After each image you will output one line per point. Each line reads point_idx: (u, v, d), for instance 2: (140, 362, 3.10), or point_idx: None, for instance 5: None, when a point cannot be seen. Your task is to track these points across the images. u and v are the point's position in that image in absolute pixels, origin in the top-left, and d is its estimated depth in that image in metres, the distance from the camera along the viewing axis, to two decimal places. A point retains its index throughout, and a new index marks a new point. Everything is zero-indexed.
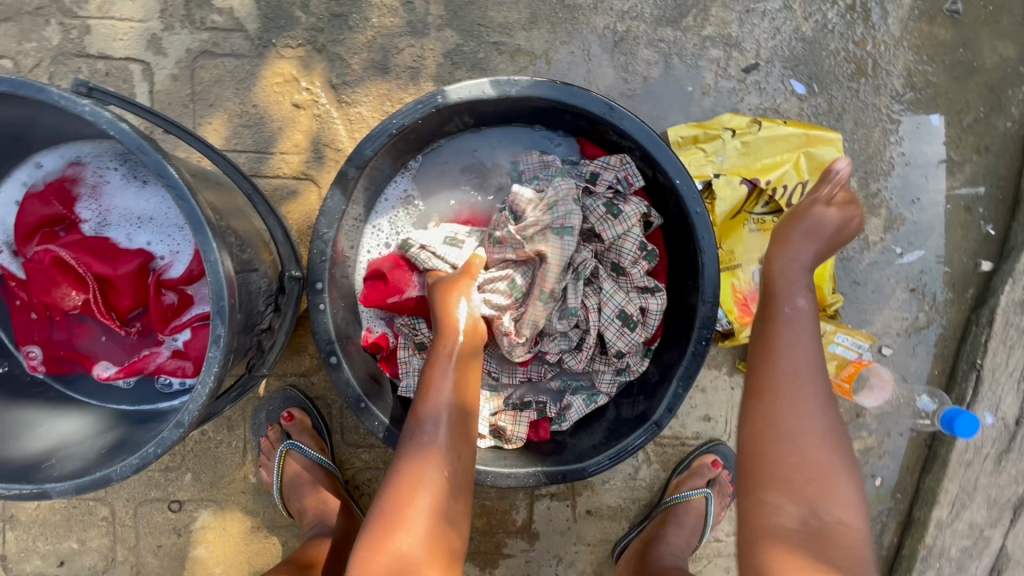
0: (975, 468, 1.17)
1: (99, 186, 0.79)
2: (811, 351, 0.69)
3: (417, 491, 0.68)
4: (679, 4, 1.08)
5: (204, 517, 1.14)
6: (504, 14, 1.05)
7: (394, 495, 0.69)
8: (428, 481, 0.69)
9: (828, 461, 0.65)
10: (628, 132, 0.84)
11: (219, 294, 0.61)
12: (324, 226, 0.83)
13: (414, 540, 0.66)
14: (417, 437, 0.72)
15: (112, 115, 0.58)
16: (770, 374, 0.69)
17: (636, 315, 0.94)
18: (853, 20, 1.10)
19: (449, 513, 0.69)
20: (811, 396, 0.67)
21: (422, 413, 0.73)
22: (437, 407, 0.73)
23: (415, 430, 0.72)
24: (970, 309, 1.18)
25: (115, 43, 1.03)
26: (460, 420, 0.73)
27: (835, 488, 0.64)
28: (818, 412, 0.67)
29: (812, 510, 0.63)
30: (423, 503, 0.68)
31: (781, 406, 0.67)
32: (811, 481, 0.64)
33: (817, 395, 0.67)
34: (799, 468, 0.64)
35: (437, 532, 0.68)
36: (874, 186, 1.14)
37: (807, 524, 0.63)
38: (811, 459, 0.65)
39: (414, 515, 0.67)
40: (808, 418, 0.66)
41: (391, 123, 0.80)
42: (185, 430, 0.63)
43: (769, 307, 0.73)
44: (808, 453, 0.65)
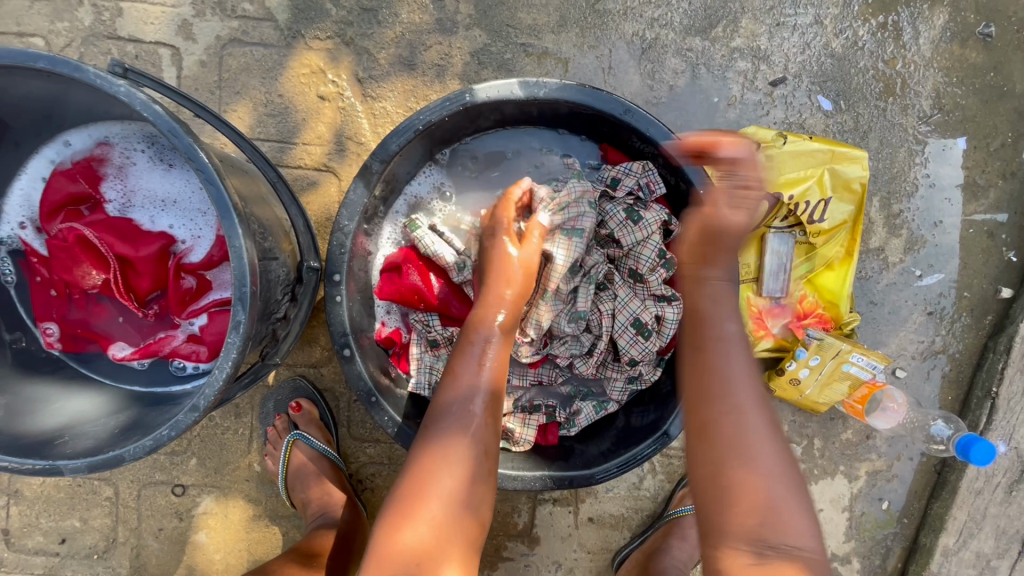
0: (984, 497, 1.16)
1: (125, 167, 0.79)
2: (744, 375, 0.64)
3: (445, 464, 0.69)
4: (709, 14, 1.07)
5: (207, 503, 1.14)
6: (533, 16, 1.05)
7: (420, 470, 0.69)
8: (455, 456, 0.70)
9: (770, 489, 0.60)
10: (654, 139, 0.83)
11: (242, 280, 0.61)
12: (345, 218, 0.83)
13: (440, 513, 0.67)
14: (449, 417, 0.73)
15: (146, 97, 0.58)
16: (704, 410, 0.63)
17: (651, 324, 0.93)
18: (884, 38, 1.09)
19: (475, 494, 0.70)
20: (730, 422, 0.62)
21: (456, 390, 0.75)
22: (473, 386, 0.75)
23: (444, 415, 0.73)
24: (987, 336, 1.16)
25: (146, 26, 1.04)
26: (490, 406, 0.75)
27: (780, 517, 0.59)
28: (760, 443, 0.61)
29: (761, 543, 0.58)
30: (449, 479, 0.69)
31: (722, 435, 0.62)
32: (763, 518, 0.59)
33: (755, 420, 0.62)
34: (743, 501, 0.60)
35: (462, 512, 0.68)
36: (896, 206, 1.13)
37: (758, 560, 0.57)
38: (753, 488, 0.60)
39: (439, 487, 0.68)
40: (750, 445, 0.61)
41: (418, 119, 0.80)
42: (200, 414, 0.63)
43: (698, 331, 0.67)
44: (750, 483, 0.60)
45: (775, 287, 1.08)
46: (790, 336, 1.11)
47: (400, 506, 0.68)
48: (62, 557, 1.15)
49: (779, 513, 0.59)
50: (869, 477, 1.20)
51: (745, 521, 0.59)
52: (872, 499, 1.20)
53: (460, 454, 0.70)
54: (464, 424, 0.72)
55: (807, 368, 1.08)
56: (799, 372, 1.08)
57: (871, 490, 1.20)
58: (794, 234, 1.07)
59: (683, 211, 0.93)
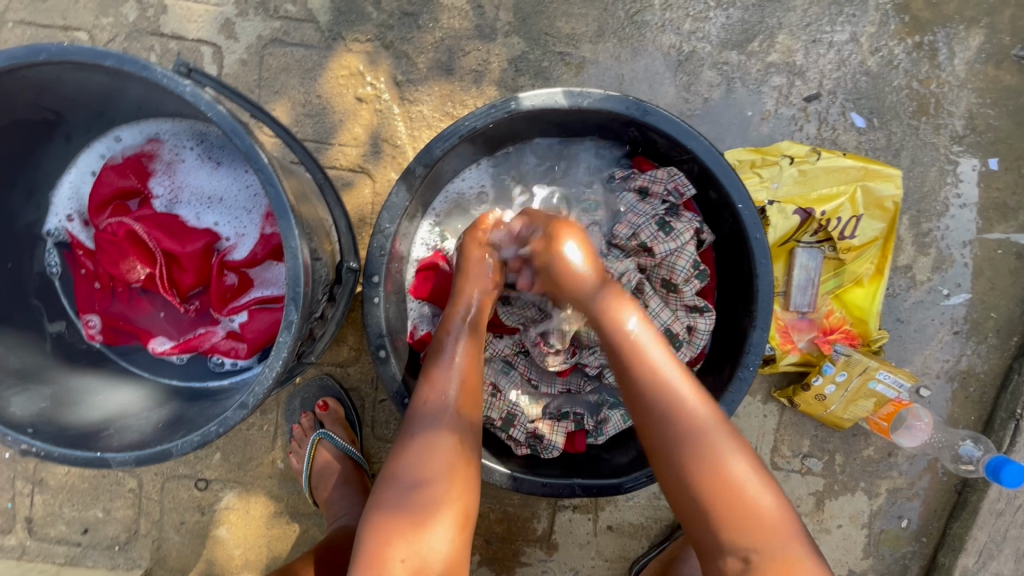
0: (1006, 519, 1.15)
1: (174, 164, 0.80)
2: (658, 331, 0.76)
3: (433, 478, 0.70)
4: (746, 28, 1.08)
5: (229, 498, 1.15)
6: (571, 25, 1.06)
7: (411, 486, 0.70)
8: (441, 468, 0.71)
9: (735, 479, 0.66)
10: (696, 153, 0.83)
11: (296, 280, 0.62)
12: (386, 221, 0.83)
13: (439, 532, 0.67)
14: (438, 416, 0.75)
15: (211, 97, 0.59)
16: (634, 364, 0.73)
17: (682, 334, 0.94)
18: (920, 58, 1.09)
19: (469, 501, 0.71)
20: (681, 431, 0.68)
21: (440, 389, 0.77)
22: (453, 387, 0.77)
23: (426, 415, 0.75)
24: (1013, 357, 1.16)
25: (189, 24, 1.05)
26: (466, 416, 0.76)
27: (752, 502, 0.65)
28: (717, 441, 0.67)
29: (738, 539, 0.64)
30: (442, 490, 0.69)
31: (676, 446, 0.68)
32: (734, 514, 0.64)
33: (706, 419, 0.68)
34: (715, 501, 0.65)
35: (463, 521, 0.70)
36: (926, 225, 1.13)
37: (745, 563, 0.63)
38: (719, 485, 0.65)
39: (441, 489, 0.69)
40: (711, 453, 0.67)
41: (463, 125, 0.81)
42: (247, 412, 0.64)
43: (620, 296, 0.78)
44: (717, 482, 0.65)
45: (802, 302, 1.08)
46: (816, 351, 1.11)
47: (394, 524, 0.68)
48: (83, 548, 1.16)
49: (757, 510, 0.65)
50: (890, 494, 1.20)
51: (726, 526, 0.65)
52: (891, 516, 1.20)
53: (443, 465, 0.71)
54: (438, 436, 0.73)
55: (833, 384, 1.08)
56: (825, 388, 1.09)
57: (891, 507, 1.20)
58: (823, 250, 1.07)
59: (718, 223, 0.93)
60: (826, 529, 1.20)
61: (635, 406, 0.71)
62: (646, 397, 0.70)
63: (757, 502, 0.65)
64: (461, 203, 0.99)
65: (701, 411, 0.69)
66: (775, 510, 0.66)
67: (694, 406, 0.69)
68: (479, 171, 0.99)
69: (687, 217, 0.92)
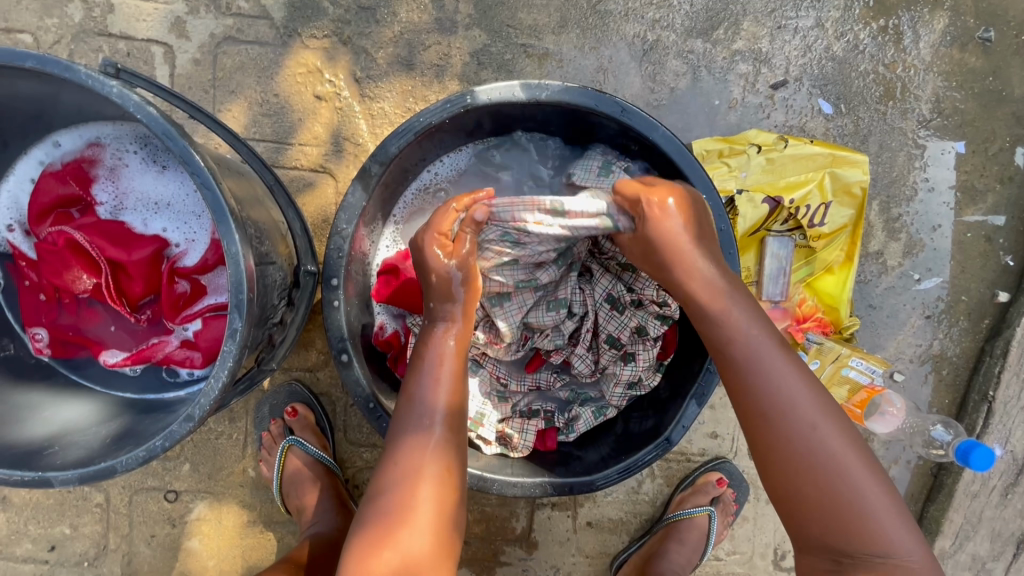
0: (980, 500, 1.16)
1: (118, 168, 0.77)
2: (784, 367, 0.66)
3: (416, 484, 0.68)
4: (711, 16, 1.07)
5: (200, 509, 1.13)
6: (533, 16, 1.04)
7: (395, 489, 0.68)
8: (426, 474, 0.69)
9: (847, 481, 0.62)
10: (658, 144, 0.81)
11: (239, 287, 0.59)
12: (343, 221, 0.81)
13: (421, 535, 0.66)
14: (415, 430, 0.71)
15: (140, 98, 0.56)
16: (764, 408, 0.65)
17: (625, 299, 0.94)
18: (885, 42, 1.09)
19: (455, 504, 0.70)
20: (793, 452, 0.63)
21: (417, 402, 0.72)
22: (433, 401, 0.72)
23: (406, 427, 0.71)
24: (984, 339, 1.16)
25: (138, 24, 1.01)
26: (455, 412, 0.73)
27: (853, 511, 0.61)
28: (815, 437, 0.63)
29: (838, 547, 0.62)
30: (427, 489, 0.68)
31: (786, 464, 0.64)
32: (843, 531, 0.61)
33: (808, 416, 0.64)
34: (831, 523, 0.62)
35: (441, 525, 0.68)
36: (895, 211, 1.13)
37: (839, 563, 0.62)
38: (812, 474, 0.62)
39: (416, 510, 0.67)
40: (824, 445, 0.63)
41: (418, 121, 0.79)
42: (195, 424, 0.62)
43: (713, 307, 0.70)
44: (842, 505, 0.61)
45: (776, 292, 1.06)
46: (790, 339, 1.11)
47: (375, 530, 0.66)
48: (51, 565, 1.13)
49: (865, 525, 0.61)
50: None
51: (824, 533, 0.62)
52: None
53: (426, 469, 0.69)
54: (426, 443, 0.70)
55: None
56: None
57: None
58: (793, 238, 1.06)
59: None
60: None
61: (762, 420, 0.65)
62: (804, 464, 0.63)
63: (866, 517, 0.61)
64: (421, 200, 0.98)
65: (793, 397, 0.64)
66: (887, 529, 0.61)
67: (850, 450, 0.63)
68: (438, 171, 0.97)
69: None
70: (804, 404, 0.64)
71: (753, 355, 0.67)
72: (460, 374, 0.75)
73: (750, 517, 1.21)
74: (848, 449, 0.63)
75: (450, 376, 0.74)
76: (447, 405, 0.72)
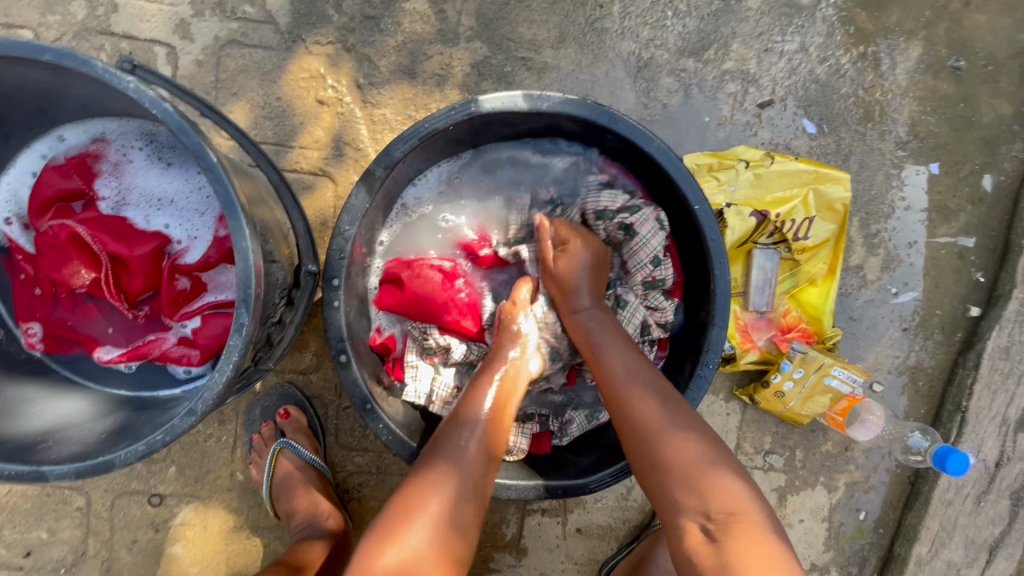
0: (955, 507, 1.20)
1: (122, 165, 0.77)
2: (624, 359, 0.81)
3: (435, 484, 0.72)
4: (703, 37, 1.12)
5: (185, 514, 1.11)
6: (533, 31, 1.08)
7: (412, 494, 0.71)
8: (445, 474, 0.73)
9: (704, 463, 0.68)
10: (652, 156, 0.84)
11: (247, 282, 0.60)
12: (346, 223, 0.82)
13: (434, 535, 0.68)
14: (450, 444, 0.76)
15: (156, 94, 0.57)
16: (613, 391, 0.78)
17: (627, 310, 0.96)
18: (864, 67, 1.15)
19: (467, 514, 0.72)
20: (648, 428, 0.72)
21: (461, 415, 0.80)
22: (474, 418, 0.79)
23: (445, 443, 0.77)
24: (957, 352, 1.22)
25: (142, 24, 1.02)
26: (487, 437, 0.78)
27: (709, 475, 0.67)
28: (663, 419, 0.72)
29: (705, 518, 0.65)
30: (440, 498, 0.71)
31: (649, 440, 0.71)
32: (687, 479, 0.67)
33: (657, 408, 0.74)
34: (680, 480, 0.67)
35: (450, 527, 0.70)
36: (874, 227, 1.18)
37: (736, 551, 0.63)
38: (670, 456, 0.69)
39: (428, 511, 0.69)
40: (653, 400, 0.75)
41: (424, 126, 0.80)
42: (197, 418, 0.61)
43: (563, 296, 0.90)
44: (669, 455, 0.69)
45: (762, 302, 1.10)
46: (775, 349, 1.14)
47: (388, 525, 0.69)
48: (26, 571, 1.10)
49: (727, 497, 0.65)
50: (848, 488, 1.23)
51: (694, 497, 0.66)
52: (850, 509, 1.24)
53: (450, 471, 0.73)
54: (458, 450, 0.75)
55: (791, 381, 1.11)
56: (783, 384, 1.12)
57: (849, 501, 1.24)
58: (779, 251, 1.10)
59: (674, 222, 0.94)
60: (789, 524, 1.23)
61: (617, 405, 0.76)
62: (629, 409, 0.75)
63: (723, 483, 0.66)
64: (406, 213, 0.98)
65: (649, 398, 0.75)
66: (743, 496, 0.66)
67: (677, 428, 0.71)
68: (430, 180, 0.98)
69: (643, 223, 0.92)
70: (653, 390, 0.76)
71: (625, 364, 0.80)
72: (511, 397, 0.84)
73: None
74: (672, 424, 0.72)
75: (497, 391, 0.84)
76: (487, 419, 0.80)
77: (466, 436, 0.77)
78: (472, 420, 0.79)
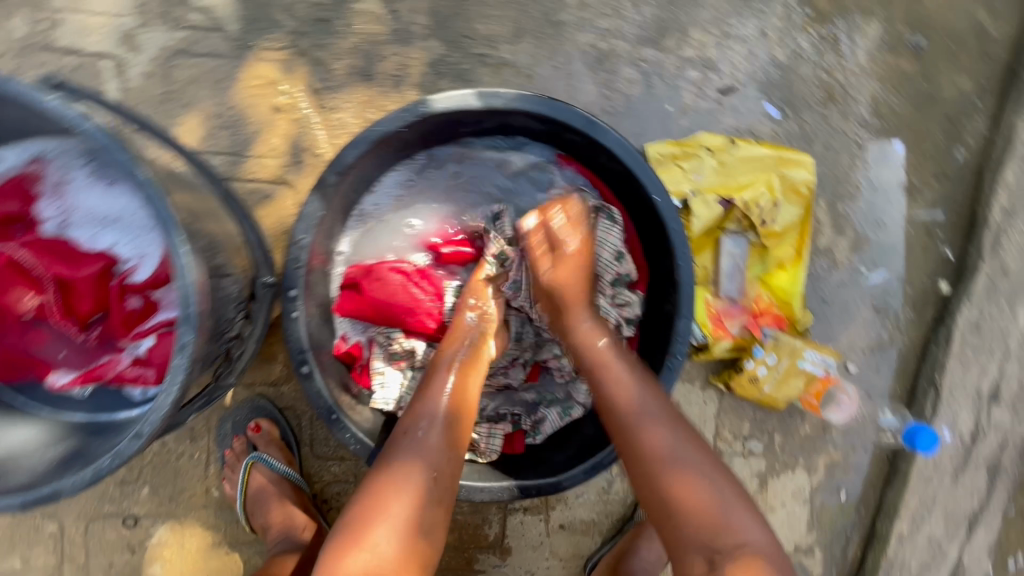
0: (933, 482, 1.21)
1: (63, 184, 0.75)
2: (624, 374, 0.78)
3: (392, 483, 0.70)
4: (661, 25, 1.11)
5: (161, 533, 1.09)
6: (489, 27, 1.06)
7: (372, 491, 0.70)
8: (404, 475, 0.70)
9: (707, 493, 0.70)
10: (610, 149, 0.83)
11: (186, 301, 0.58)
12: (300, 232, 0.81)
13: (395, 538, 0.67)
14: (409, 436, 0.74)
15: (81, 111, 0.55)
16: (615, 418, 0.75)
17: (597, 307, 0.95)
18: (825, 49, 1.14)
19: (433, 510, 0.71)
20: (644, 447, 0.73)
21: (418, 412, 0.77)
22: (432, 411, 0.76)
23: (400, 438, 0.74)
24: (930, 329, 1.22)
25: (85, 37, 0.99)
26: (447, 431, 0.75)
27: (712, 504, 0.69)
28: (661, 435, 0.73)
29: (711, 546, 0.68)
30: (401, 502, 0.69)
31: (651, 461, 0.72)
32: (694, 511, 0.69)
33: (655, 420, 0.74)
34: (685, 505, 0.69)
35: (413, 527, 0.69)
36: (842, 208, 1.18)
37: (713, 562, 0.67)
38: (675, 479, 0.70)
39: (391, 510, 0.68)
40: (651, 414, 0.75)
41: (374, 130, 0.79)
42: (144, 441, 0.60)
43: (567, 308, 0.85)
44: (675, 479, 0.70)
45: (731, 289, 1.12)
46: (748, 334, 1.13)
47: (348, 528, 0.68)
48: None
49: (727, 524, 0.68)
50: (828, 469, 1.24)
51: (700, 528, 0.68)
52: (831, 490, 1.24)
53: (410, 470, 0.71)
54: (419, 446, 0.73)
55: (764, 367, 1.12)
56: (757, 370, 1.12)
57: (829, 482, 1.24)
58: (747, 237, 1.11)
59: (635, 215, 0.94)
60: (771, 508, 1.23)
61: (616, 419, 0.75)
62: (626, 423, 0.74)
63: (722, 510, 0.69)
64: (363, 218, 0.96)
65: (650, 405, 0.75)
66: (752, 528, 0.69)
67: (675, 446, 0.73)
68: (389, 185, 0.96)
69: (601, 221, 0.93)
70: (651, 403, 0.76)
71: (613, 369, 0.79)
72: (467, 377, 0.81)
73: None
74: (672, 443, 0.73)
75: (455, 380, 0.80)
76: (449, 406, 0.77)
77: (427, 430, 0.74)
78: (432, 407, 0.76)
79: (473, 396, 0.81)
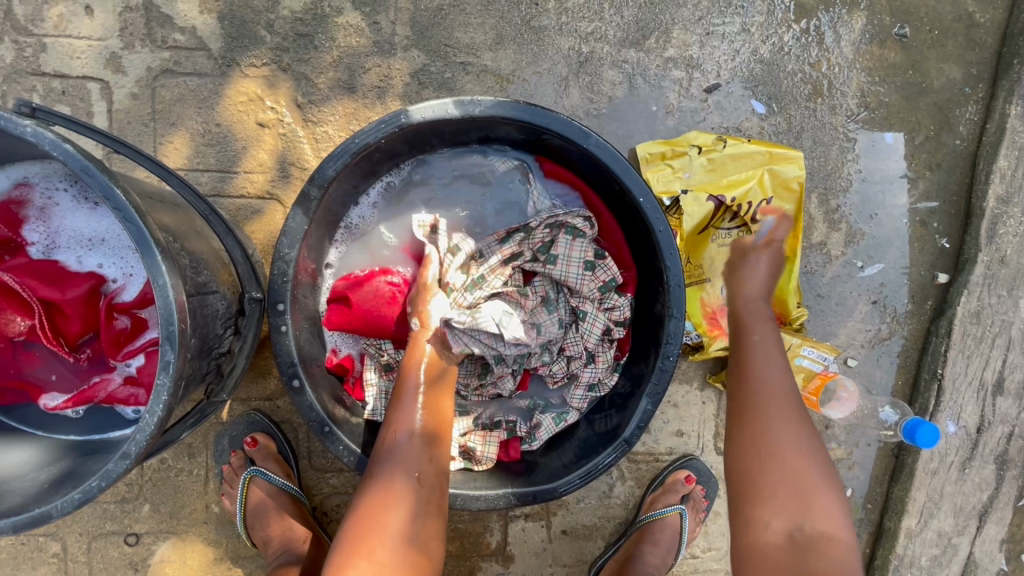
0: (940, 477, 1.19)
1: (48, 208, 0.76)
2: (776, 366, 0.87)
3: (384, 497, 0.70)
4: (642, 26, 1.10)
5: (163, 550, 1.09)
6: (470, 35, 1.07)
7: (366, 508, 0.70)
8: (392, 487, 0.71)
9: (813, 481, 0.74)
10: (592, 152, 0.83)
11: (168, 318, 0.59)
12: (285, 246, 0.81)
13: (393, 552, 0.66)
14: (395, 448, 0.75)
15: (56, 136, 0.56)
16: (749, 391, 0.84)
17: (585, 310, 0.96)
18: (808, 42, 1.14)
19: (427, 520, 0.71)
20: (771, 423, 0.79)
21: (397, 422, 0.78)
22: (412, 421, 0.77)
23: (388, 454, 0.74)
24: (930, 321, 1.20)
25: (72, 61, 1.01)
26: (431, 441, 0.76)
27: (813, 492, 0.73)
28: (786, 420, 0.79)
29: (798, 525, 0.71)
30: (397, 514, 0.69)
31: (771, 432, 0.78)
32: (792, 480, 0.74)
33: (784, 403, 0.81)
34: (784, 477, 0.75)
35: (411, 539, 0.68)
36: (833, 202, 1.17)
37: (792, 537, 0.71)
38: (785, 457, 0.76)
39: (389, 525, 0.68)
40: (778, 395, 0.82)
41: (354, 142, 0.79)
42: (131, 462, 0.60)
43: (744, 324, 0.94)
44: (788, 458, 0.76)
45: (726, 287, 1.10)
46: None
47: (345, 543, 0.67)
48: None
49: (816, 507, 0.73)
50: None
51: (789, 501, 0.73)
52: None
53: (396, 482, 0.72)
54: (402, 458, 0.74)
55: None
56: None
57: None
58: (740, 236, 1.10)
59: (621, 217, 0.94)
60: None
61: (755, 398, 0.82)
62: (753, 396, 0.83)
63: (821, 503, 0.73)
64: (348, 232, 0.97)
65: (782, 389, 0.83)
66: (839, 521, 0.72)
67: (798, 432, 0.78)
68: (374, 198, 0.97)
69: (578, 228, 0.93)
70: (785, 388, 0.84)
71: (762, 349, 0.89)
72: (440, 394, 0.82)
73: (722, 512, 1.21)
74: (795, 431, 0.78)
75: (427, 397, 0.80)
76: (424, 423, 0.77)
77: (409, 444, 0.75)
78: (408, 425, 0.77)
79: (447, 413, 0.81)
